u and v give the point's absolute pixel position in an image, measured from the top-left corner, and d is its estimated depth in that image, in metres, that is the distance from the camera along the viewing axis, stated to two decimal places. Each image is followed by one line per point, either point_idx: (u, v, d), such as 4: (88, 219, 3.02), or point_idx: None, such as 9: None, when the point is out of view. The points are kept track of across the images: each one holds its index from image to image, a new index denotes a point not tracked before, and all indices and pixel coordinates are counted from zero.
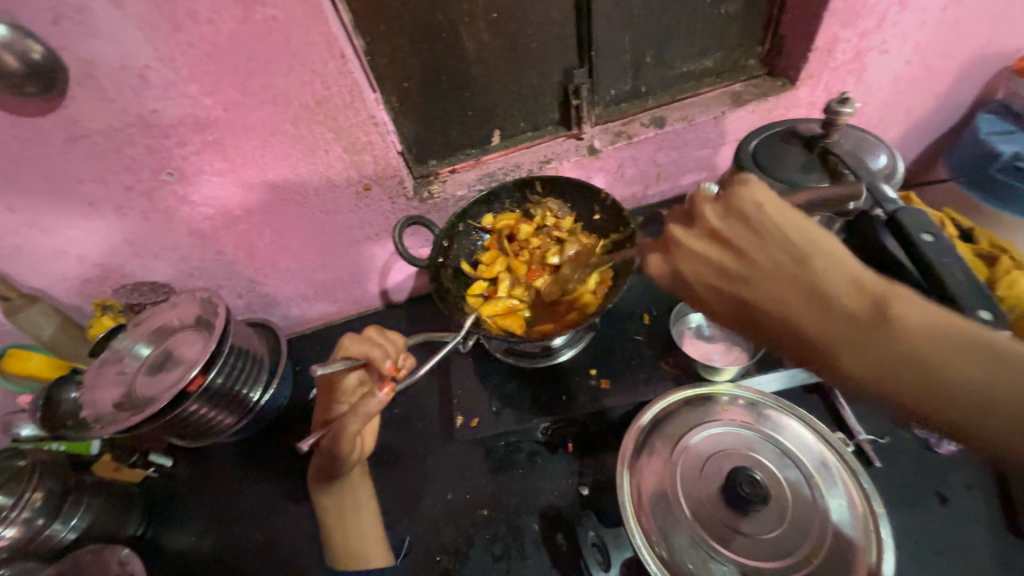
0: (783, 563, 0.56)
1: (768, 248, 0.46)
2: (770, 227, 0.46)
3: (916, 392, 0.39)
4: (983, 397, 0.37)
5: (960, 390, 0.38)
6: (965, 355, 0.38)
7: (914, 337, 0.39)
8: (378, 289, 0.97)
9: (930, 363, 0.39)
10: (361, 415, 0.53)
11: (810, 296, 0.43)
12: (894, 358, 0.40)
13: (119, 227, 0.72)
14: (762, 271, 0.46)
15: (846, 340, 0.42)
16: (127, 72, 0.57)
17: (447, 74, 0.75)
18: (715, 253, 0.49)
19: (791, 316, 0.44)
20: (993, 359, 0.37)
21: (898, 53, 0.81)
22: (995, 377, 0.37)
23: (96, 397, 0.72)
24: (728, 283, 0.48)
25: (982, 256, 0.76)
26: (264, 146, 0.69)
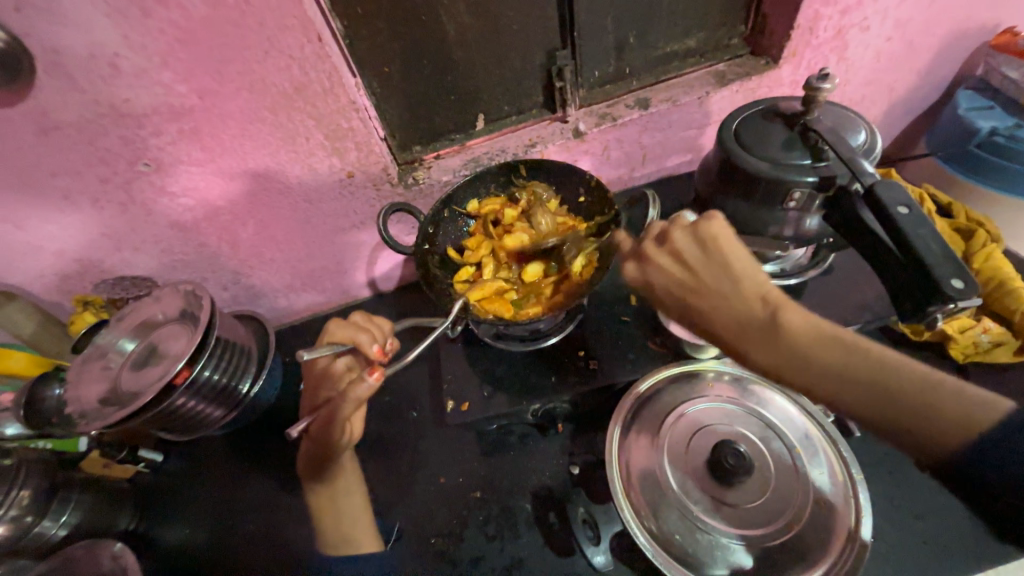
0: (767, 531, 0.58)
1: (715, 267, 0.53)
2: (717, 249, 0.53)
3: (811, 384, 0.47)
4: (861, 389, 0.45)
5: (844, 381, 0.45)
6: (849, 355, 0.46)
7: (809, 341, 0.47)
8: (366, 278, 0.96)
9: (821, 359, 0.46)
10: (352, 400, 0.54)
11: (739, 306, 0.51)
12: (794, 356, 0.47)
13: (96, 220, 0.70)
14: (709, 284, 0.52)
15: (758, 340, 0.49)
16: (96, 61, 0.55)
17: (428, 58, 0.73)
18: (670, 267, 0.55)
19: (722, 322, 0.51)
20: (868, 360, 0.45)
21: (879, 30, 0.81)
22: (871, 373, 0.45)
23: (81, 393, 0.72)
24: (678, 294, 0.54)
25: (961, 230, 0.77)
26: (243, 135, 0.67)
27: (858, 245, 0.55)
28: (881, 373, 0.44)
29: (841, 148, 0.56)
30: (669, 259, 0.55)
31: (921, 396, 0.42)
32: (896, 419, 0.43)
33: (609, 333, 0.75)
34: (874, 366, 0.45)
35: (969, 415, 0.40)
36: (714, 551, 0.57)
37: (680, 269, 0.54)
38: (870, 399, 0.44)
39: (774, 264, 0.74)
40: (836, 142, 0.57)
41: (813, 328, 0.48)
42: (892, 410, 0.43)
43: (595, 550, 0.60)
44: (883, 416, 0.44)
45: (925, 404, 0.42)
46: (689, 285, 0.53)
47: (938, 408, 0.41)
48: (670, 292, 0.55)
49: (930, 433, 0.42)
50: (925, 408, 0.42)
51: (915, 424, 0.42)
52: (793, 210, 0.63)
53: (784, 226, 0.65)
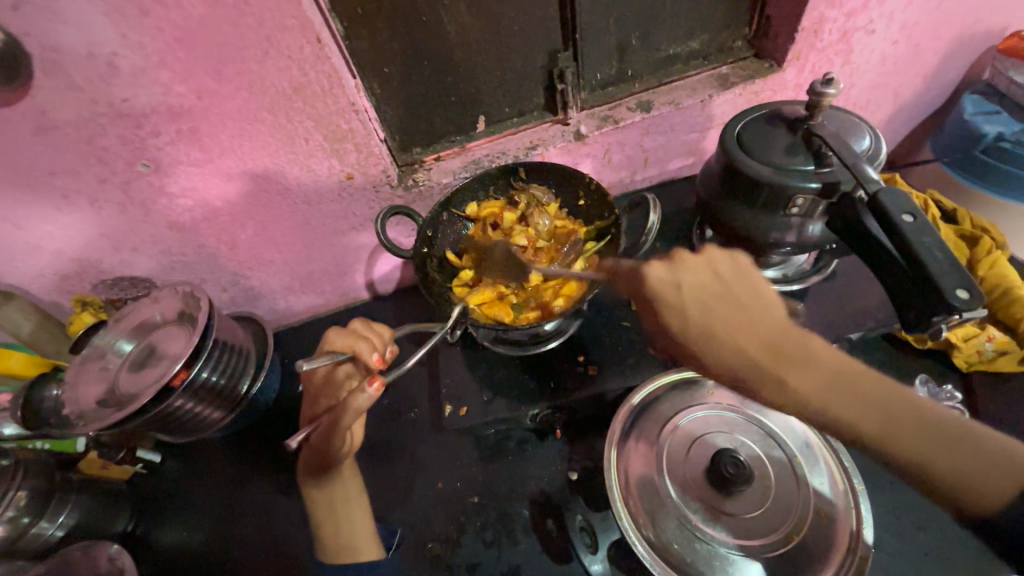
0: (766, 541, 0.57)
1: (748, 290, 0.54)
2: (750, 275, 0.54)
3: (856, 417, 0.46)
4: (908, 427, 0.44)
5: (888, 417, 0.45)
6: (892, 397, 0.46)
7: (851, 376, 0.48)
8: (365, 280, 0.96)
9: (864, 394, 0.47)
10: (352, 410, 0.52)
11: (777, 331, 0.51)
12: (838, 388, 0.47)
13: (95, 220, 0.70)
14: (745, 303, 0.53)
15: (799, 366, 0.49)
16: (94, 60, 0.55)
17: (428, 59, 0.73)
18: (705, 280, 0.55)
19: (759, 342, 0.51)
20: (911, 403, 0.46)
21: (885, 33, 0.80)
22: (915, 415, 0.45)
23: (78, 394, 0.71)
24: (714, 307, 0.53)
25: (965, 237, 0.76)
26: (242, 135, 0.67)
27: (861, 252, 0.54)
28: (926, 415, 0.45)
29: (845, 153, 0.55)
30: (706, 272, 0.55)
31: (964, 440, 0.43)
32: (945, 459, 0.42)
33: (609, 337, 0.74)
34: (915, 408, 0.45)
35: (1008, 462, 0.41)
36: (713, 561, 0.57)
37: (715, 285, 0.54)
38: (918, 439, 0.44)
39: (775, 269, 0.74)
40: (841, 147, 0.56)
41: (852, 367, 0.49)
42: (940, 451, 0.43)
43: (593, 558, 0.64)
44: (932, 455, 0.43)
45: (969, 448, 0.43)
46: (727, 300, 0.53)
47: (982, 452, 0.42)
48: (708, 304, 0.53)
49: (977, 475, 0.41)
50: (966, 451, 0.43)
51: (964, 465, 0.42)
52: (795, 216, 0.62)
53: (787, 232, 0.64)
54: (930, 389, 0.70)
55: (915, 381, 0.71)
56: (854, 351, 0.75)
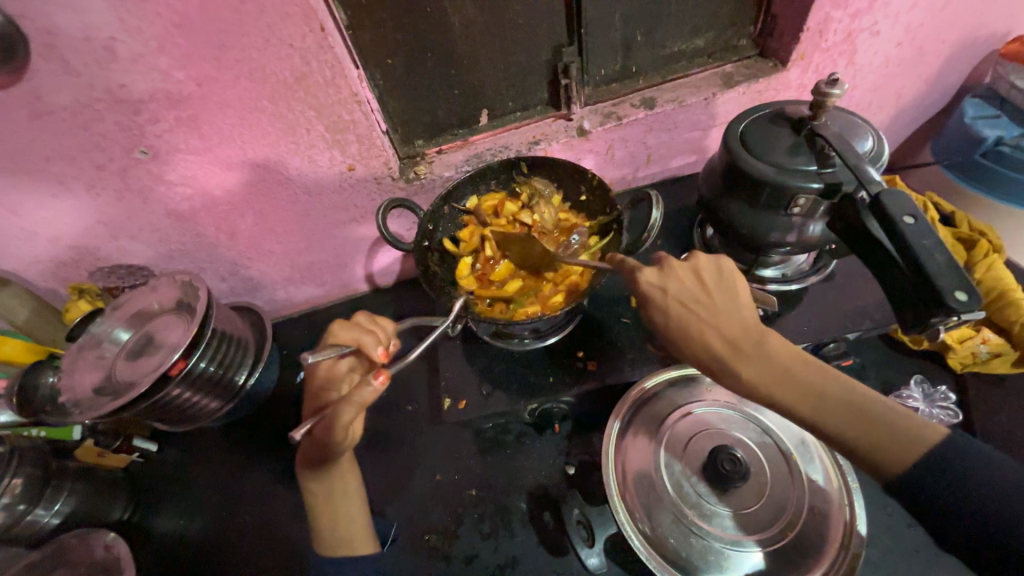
0: (761, 537, 0.58)
1: (725, 289, 0.51)
2: (731, 277, 0.52)
3: (795, 402, 0.46)
4: (838, 410, 0.45)
5: (821, 401, 0.45)
6: (825, 380, 0.46)
7: (792, 362, 0.47)
8: (365, 272, 0.96)
9: (803, 380, 0.46)
10: (356, 404, 0.52)
11: (740, 326, 0.49)
12: (781, 374, 0.47)
13: (92, 207, 0.69)
14: (716, 300, 0.51)
15: (748, 355, 0.48)
16: (92, 44, 0.54)
17: (432, 51, 0.72)
18: (683, 278, 0.52)
19: (718, 336, 0.49)
20: (845, 385, 0.45)
21: (889, 35, 0.80)
22: (846, 397, 0.45)
23: (75, 382, 0.71)
24: (686, 303, 0.51)
25: (963, 239, 0.77)
26: (242, 124, 0.66)
27: (861, 251, 0.55)
28: (855, 396, 0.44)
29: (848, 154, 0.55)
30: (685, 271, 0.53)
31: (888, 420, 0.43)
32: (866, 437, 0.43)
33: (608, 332, 0.74)
34: (847, 391, 0.45)
35: (923, 437, 0.42)
36: (708, 555, 0.58)
37: (693, 283, 0.52)
38: (845, 420, 0.44)
39: (774, 268, 0.75)
40: (843, 148, 0.56)
41: (794, 354, 0.48)
42: (865, 431, 0.43)
43: (589, 551, 0.61)
44: (856, 435, 0.44)
45: (890, 427, 0.43)
46: (699, 297, 0.51)
47: (903, 430, 0.43)
48: (681, 301, 0.51)
49: (892, 450, 0.42)
50: (900, 435, 0.43)
51: (883, 442, 0.43)
52: (797, 216, 0.63)
53: (788, 231, 0.65)
54: (924, 390, 0.71)
55: (910, 382, 0.72)
56: (851, 351, 0.76)
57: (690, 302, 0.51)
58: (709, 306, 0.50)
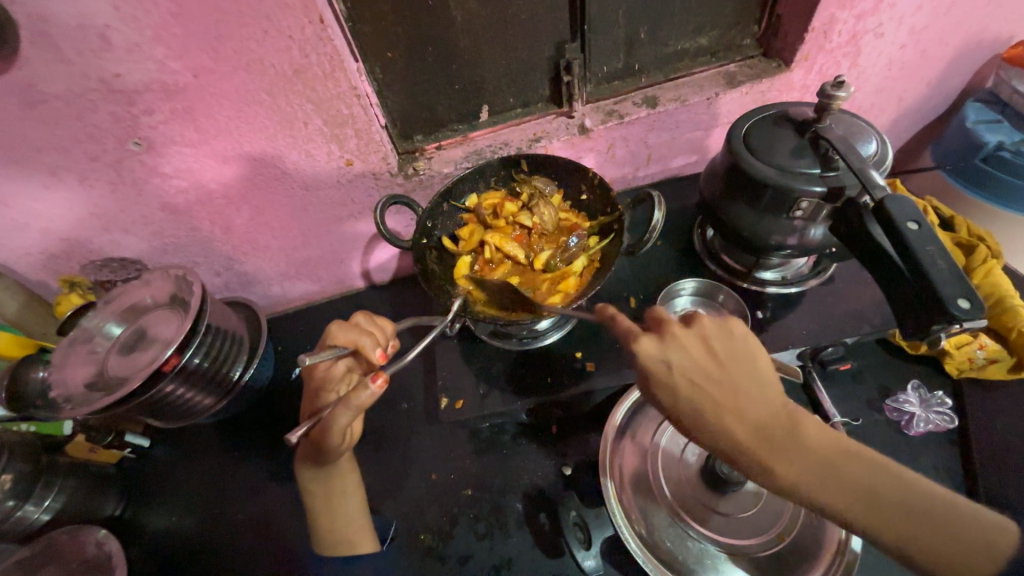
0: (757, 540, 0.59)
1: (743, 366, 0.46)
2: (747, 351, 0.48)
3: (841, 502, 0.41)
4: (888, 508, 0.40)
5: (871, 499, 0.41)
6: (868, 473, 0.42)
7: (832, 454, 0.43)
8: (361, 268, 0.95)
9: (846, 477, 0.42)
10: (353, 407, 0.52)
11: (768, 412, 0.45)
12: (822, 473, 0.42)
13: (85, 199, 0.68)
14: (736, 382, 0.46)
15: (780, 449, 0.44)
16: (85, 32, 0.53)
17: (433, 45, 0.71)
18: (694, 352, 0.47)
19: (745, 429, 0.44)
20: (890, 477, 0.41)
21: (894, 37, 0.80)
22: (895, 493, 0.41)
23: (65, 376, 0.70)
24: (703, 387, 0.46)
25: (962, 244, 0.77)
26: (239, 117, 0.65)
27: (863, 258, 0.54)
28: (904, 490, 0.41)
29: (852, 159, 0.55)
30: (693, 342, 0.47)
31: (943, 513, 0.40)
32: (927, 545, 0.39)
33: (608, 333, 0.73)
34: (896, 485, 0.41)
35: (989, 537, 0.39)
36: (704, 560, 0.58)
37: (705, 357, 0.47)
38: (899, 524, 0.40)
39: (775, 271, 0.76)
40: (848, 151, 0.56)
41: (833, 442, 0.43)
42: (923, 535, 0.39)
43: (586, 553, 0.61)
44: (916, 542, 0.39)
45: (948, 526, 0.39)
46: (715, 378, 0.46)
47: (968, 533, 0.39)
48: (693, 380, 0.46)
49: (963, 561, 0.38)
50: (955, 531, 0.39)
51: (947, 552, 0.39)
52: (799, 219, 0.62)
53: (789, 235, 0.64)
54: (921, 394, 0.72)
55: (907, 386, 0.72)
56: (849, 354, 0.76)
57: (707, 381, 0.46)
58: (729, 390, 0.46)
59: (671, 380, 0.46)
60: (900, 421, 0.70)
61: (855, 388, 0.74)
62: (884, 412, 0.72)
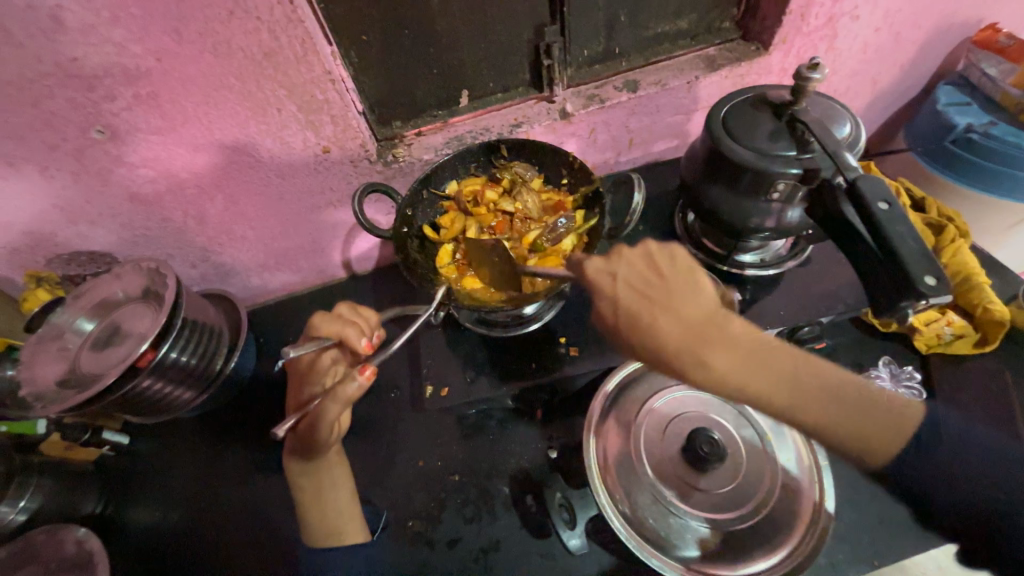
0: (736, 514, 0.61)
1: (682, 280, 0.52)
2: (687, 266, 0.54)
3: (770, 391, 0.46)
4: (813, 393, 0.46)
5: (795, 386, 0.46)
6: (790, 363, 0.47)
7: (761, 352, 0.48)
8: (342, 258, 0.93)
9: (773, 369, 0.47)
10: (341, 400, 0.51)
11: (704, 318, 0.50)
12: (749, 366, 0.47)
13: (46, 191, 0.65)
14: (674, 291, 0.52)
15: (716, 348, 0.48)
16: (36, 13, 0.50)
17: (409, 29, 0.69)
18: (638, 267, 0.54)
19: (680, 330, 0.50)
20: (808, 363, 0.47)
21: (869, 20, 0.81)
22: (817, 379, 0.46)
23: (35, 374, 0.68)
24: (648, 297, 0.52)
25: (932, 225, 0.79)
26: (207, 103, 0.63)
27: (837, 238, 0.55)
28: (826, 378, 0.46)
29: (827, 141, 0.55)
30: (639, 259, 0.54)
31: (859, 395, 0.45)
32: (840, 420, 0.45)
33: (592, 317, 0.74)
34: (821, 372, 0.47)
35: (895, 412, 0.45)
36: (684, 534, 0.60)
37: (650, 273, 0.54)
38: (818, 404, 0.45)
39: (753, 254, 0.77)
40: (823, 133, 0.57)
41: (766, 343, 0.48)
42: (836, 413, 0.45)
43: (571, 533, 0.62)
44: (832, 418, 0.45)
45: (851, 398, 0.45)
46: (657, 288, 0.52)
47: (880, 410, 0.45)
48: (637, 289, 0.52)
49: (861, 427, 0.45)
50: (863, 407, 0.45)
51: (857, 424, 0.45)
52: (775, 202, 0.63)
53: (766, 217, 0.65)
54: (891, 369, 0.74)
55: (879, 362, 0.75)
56: (824, 333, 0.78)
57: (650, 291, 0.52)
58: (670, 298, 0.51)
59: (619, 289, 0.53)
60: None
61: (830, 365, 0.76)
62: None
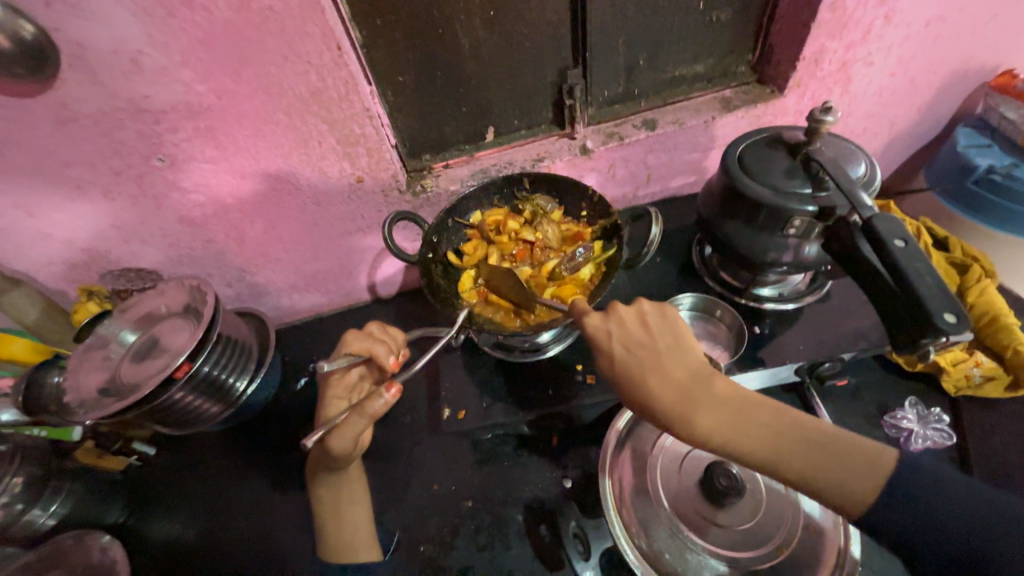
0: (756, 552, 0.59)
1: (669, 335, 0.56)
2: (674, 321, 0.57)
3: (752, 447, 0.48)
4: (797, 448, 0.46)
5: (777, 441, 0.47)
6: (772, 419, 0.48)
7: (745, 407, 0.50)
8: (368, 282, 0.97)
9: (756, 423, 0.48)
10: (367, 415, 0.54)
11: (690, 374, 0.52)
12: (732, 421, 0.49)
13: (107, 212, 0.71)
14: (661, 347, 0.54)
15: (700, 404, 0.50)
16: (118, 57, 0.57)
17: (443, 72, 0.75)
18: (626, 321, 0.57)
19: (666, 385, 0.52)
20: (789, 418, 0.48)
21: (883, 66, 0.83)
22: (799, 434, 0.47)
23: (79, 382, 0.72)
24: (633, 350, 0.55)
25: (956, 265, 0.79)
26: (257, 135, 0.69)
27: (856, 274, 0.56)
28: (809, 431, 0.47)
29: (842, 179, 0.57)
30: (628, 314, 0.57)
31: (845, 449, 0.45)
32: (826, 476, 0.45)
33: None
34: (800, 426, 0.47)
35: (880, 465, 0.44)
36: (703, 571, 0.58)
37: (636, 327, 0.56)
38: (801, 460, 0.46)
39: (772, 287, 0.78)
40: (837, 172, 0.59)
41: (748, 398, 0.50)
42: (822, 467, 0.45)
43: (585, 564, 0.63)
44: (817, 474, 0.45)
45: (837, 452, 0.45)
46: (645, 343, 0.55)
47: (862, 465, 0.45)
48: (626, 344, 0.55)
49: (850, 483, 0.44)
50: (850, 462, 0.45)
51: (846, 480, 0.44)
52: (793, 237, 0.65)
53: (783, 252, 0.66)
54: (918, 411, 0.72)
55: (905, 402, 0.73)
56: (847, 370, 0.76)
57: (636, 345, 0.55)
58: (656, 352, 0.54)
59: (607, 342, 0.56)
60: (898, 436, 0.69)
61: (854, 403, 0.73)
62: (884, 429, 0.71)
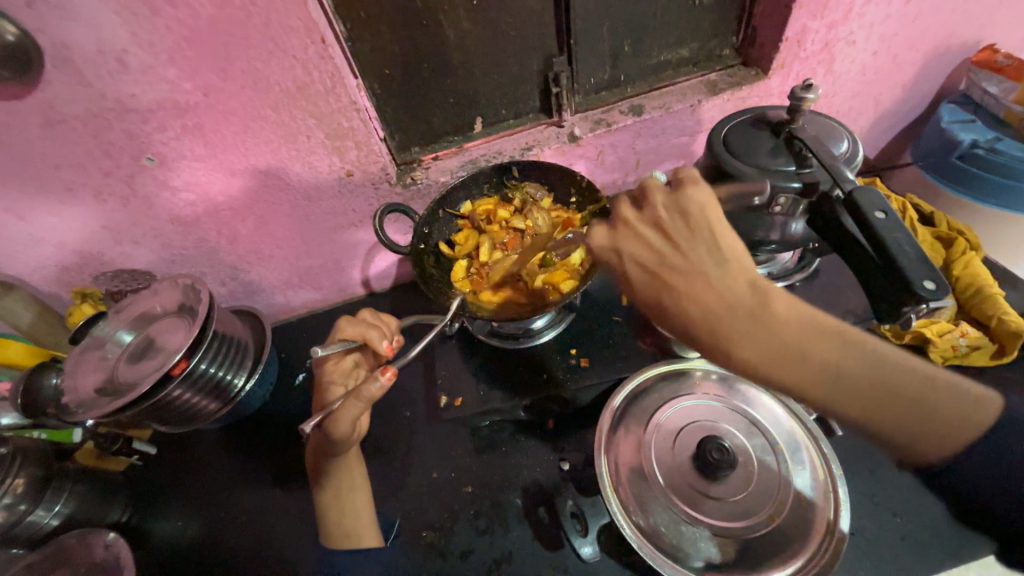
0: (749, 523, 0.60)
1: (704, 247, 0.52)
2: (704, 225, 0.52)
3: (809, 383, 0.45)
4: (862, 385, 0.44)
5: (840, 379, 0.44)
6: (839, 352, 0.45)
7: (804, 339, 0.46)
8: (361, 276, 0.98)
9: (816, 358, 0.45)
10: (362, 398, 0.55)
11: (735, 298, 0.49)
12: (788, 355, 0.46)
13: (98, 213, 0.71)
14: (693, 262, 0.51)
15: (750, 334, 0.47)
16: (104, 56, 0.57)
17: (428, 63, 0.76)
18: (646, 239, 0.55)
19: (701, 309, 0.49)
20: (861, 352, 0.45)
21: (865, 45, 0.84)
22: (870, 374, 0.44)
23: (77, 383, 0.72)
24: (657, 270, 0.53)
25: (942, 239, 0.80)
26: (246, 132, 0.69)
27: (841, 248, 0.56)
28: (882, 368, 0.44)
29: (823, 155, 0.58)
30: (648, 231, 0.55)
31: (919, 391, 0.43)
32: (894, 417, 0.43)
33: (601, 330, 0.76)
34: (864, 356, 0.45)
35: (954, 408, 0.43)
36: (697, 542, 0.60)
37: (660, 243, 0.54)
38: (865, 401, 0.44)
39: (762, 268, 0.77)
40: (819, 149, 0.60)
41: (810, 327, 0.47)
42: (888, 407, 0.43)
43: (583, 541, 0.63)
44: (881, 415, 0.43)
45: (909, 392, 0.43)
46: (675, 262, 0.52)
47: (933, 401, 0.42)
48: (648, 264, 0.53)
49: (921, 427, 0.42)
50: (922, 405, 0.43)
51: (917, 424, 0.42)
52: (779, 215, 0.65)
53: (770, 230, 0.68)
54: None
55: None
56: None
57: (659, 262, 0.53)
58: (686, 269, 0.51)
59: (623, 260, 0.56)
60: None
61: None
62: None
